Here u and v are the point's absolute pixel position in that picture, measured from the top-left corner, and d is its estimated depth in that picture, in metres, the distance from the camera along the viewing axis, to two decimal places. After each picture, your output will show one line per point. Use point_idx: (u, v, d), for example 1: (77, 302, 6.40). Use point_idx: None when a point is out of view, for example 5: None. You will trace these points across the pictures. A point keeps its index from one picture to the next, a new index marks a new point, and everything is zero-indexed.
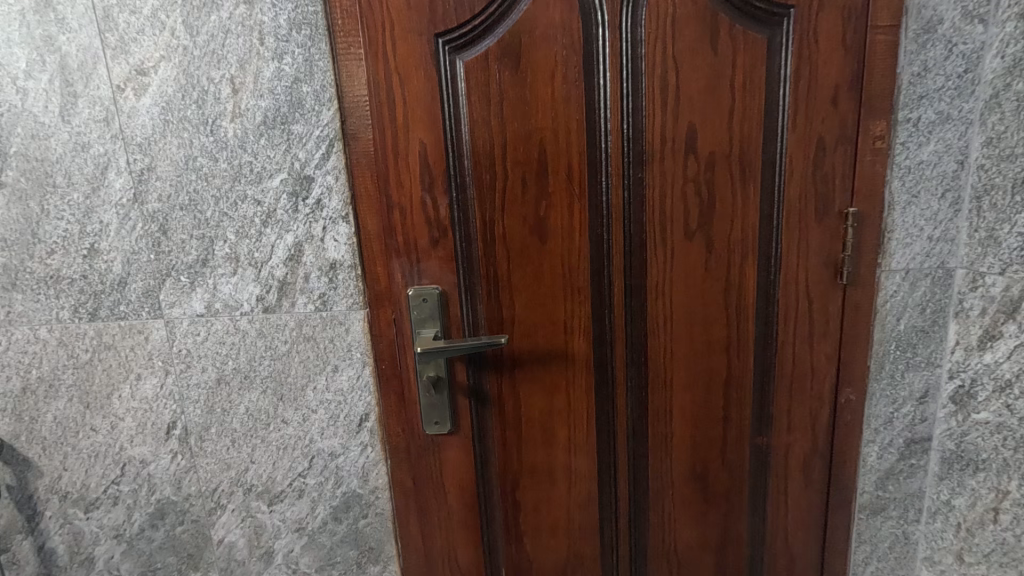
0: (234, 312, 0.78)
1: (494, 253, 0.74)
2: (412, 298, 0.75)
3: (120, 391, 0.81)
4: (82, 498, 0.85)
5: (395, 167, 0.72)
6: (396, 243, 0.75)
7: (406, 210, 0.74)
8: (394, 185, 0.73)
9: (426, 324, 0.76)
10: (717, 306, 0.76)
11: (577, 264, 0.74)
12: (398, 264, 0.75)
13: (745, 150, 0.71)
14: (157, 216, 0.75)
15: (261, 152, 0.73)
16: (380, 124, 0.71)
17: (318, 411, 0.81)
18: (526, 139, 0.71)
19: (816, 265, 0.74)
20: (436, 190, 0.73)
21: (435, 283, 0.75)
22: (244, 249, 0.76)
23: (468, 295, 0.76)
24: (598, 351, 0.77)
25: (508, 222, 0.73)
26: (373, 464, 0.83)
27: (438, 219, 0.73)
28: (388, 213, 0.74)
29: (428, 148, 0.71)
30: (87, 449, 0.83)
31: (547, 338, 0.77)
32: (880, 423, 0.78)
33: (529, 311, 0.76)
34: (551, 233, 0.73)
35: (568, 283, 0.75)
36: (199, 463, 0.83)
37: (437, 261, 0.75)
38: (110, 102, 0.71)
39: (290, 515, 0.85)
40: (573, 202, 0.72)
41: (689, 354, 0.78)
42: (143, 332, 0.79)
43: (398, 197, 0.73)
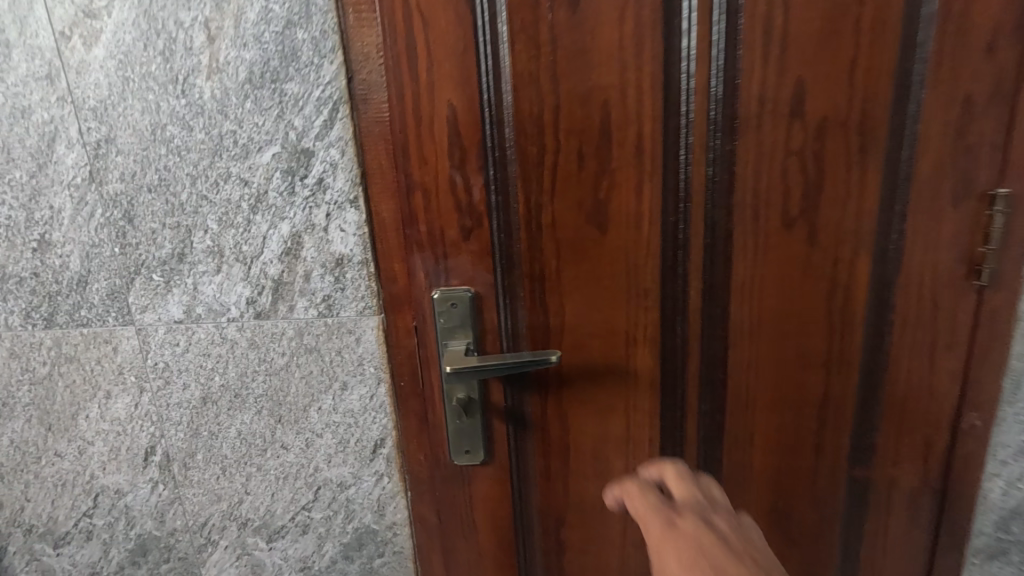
0: (219, 318, 0.64)
1: (541, 247, 0.59)
2: (438, 302, 0.61)
3: (87, 411, 0.67)
4: (50, 532, 0.72)
5: (416, 137, 0.57)
6: (418, 235, 0.60)
7: (430, 193, 0.58)
8: (415, 161, 0.58)
9: (456, 334, 0.62)
10: (818, 312, 0.61)
11: (644, 262, 0.59)
12: (420, 260, 0.61)
13: (868, 114, 0.55)
14: (120, 200, 0.60)
15: (247, 119, 0.57)
16: (397, 81, 0.56)
17: (324, 435, 0.67)
18: (585, 100, 0.55)
19: (946, 261, 0.58)
20: (468, 167, 0.57)
21: (466, 283, 0.61)
22: (228, 242, 0.61)
23: (507, 298, 0.62)
24: (666, 366, 0.63)
25: (560, 208, 0.58)
26: (391, 496, 0.70)
27: (471, 204, 0.58)
28: (407, 196, 0.59)
29: (460, 113, 0.56)
30: (51, 477, 0.70)
31: (604, 352, 0.62)
32: (1009, 454, 0.64)
33: (583, 318, 0.61)
34: (613, 222, 0.58)
35: (631, 284, 0.60)
36: (184, 494, 0.70)
37: (468, 255, 0.60)
38: (53, 54, 0.56)
39: (292, 553, 0.72)
40: (643, 182, 0.57)
41: (779, 372, 0.63)
42: (110, 342, 0.65)
43: (421, 176, 0.58)
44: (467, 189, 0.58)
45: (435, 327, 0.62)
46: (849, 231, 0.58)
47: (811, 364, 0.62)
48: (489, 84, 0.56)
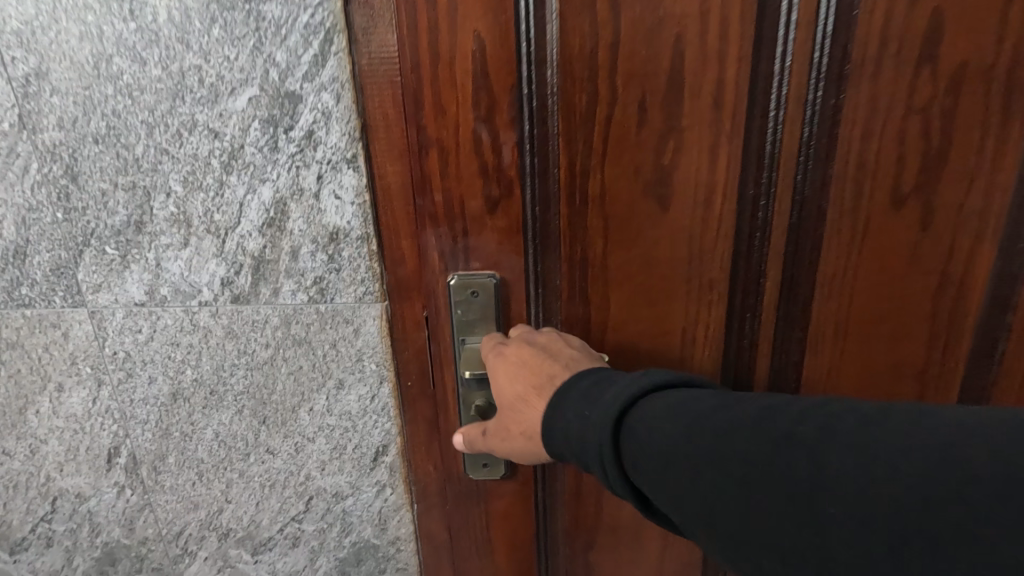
0: (189, 301, 0.53)
1: (588, 223, 0.51)
2: (456, 292, 0.52)
3: (37, 405, 0.57)
4: (5, 538, 0.63)
5: (434, 82, 0.46)
6: (432, 206, 0.50)
7: (450, 154, 0.48)
8: (431, 114, 0.47)
9: (476, 329, 0.53)
10: (920, 306, 0.53)
11: (715, 246, 0.52)
12: (434, 236, 0.51)
13: (1016, 68, 0.45)
14: (59, 153, 0.48)
15: (215, 51, 0.45)
16: (410, 9, 0.44)
17: (316, 440, 0.57)
18: (654, 42, 0.45)
19: None
20: (497, 122, 0.48)
21: (491, 264, 0.52)
22: (196, 209, 0.50)
23: (538, 281, 0.53)
24: (729, 359, 0.56)
25: (613, 177, 0.49)
26: (394, 509, 0.60)
27: (500, 168, 0.49)
28: (420, 156, 0.48)
29: (489, 54, 0.46)
30: (2, 479, 0.61)
31: (653, 343, 0.55)
32: None
33: (634, 306, 0.54)
34: (676, 196, 0.50)
35: (696, 270, 0.52)
36: (156, 501, 0.61)
37: (492, 231, 0.51)
38: None
39: (282, 567, 0.63)
40: (716, 145, 0.48)
41: (865, 372, 0.56)
42: (59, 327, 0.54)
43: (438, 132, 0.48)
44: (495, 150, 0.48)
45: (451, 321, 0.54)
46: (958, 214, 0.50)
47: (895, 364, 0.55)
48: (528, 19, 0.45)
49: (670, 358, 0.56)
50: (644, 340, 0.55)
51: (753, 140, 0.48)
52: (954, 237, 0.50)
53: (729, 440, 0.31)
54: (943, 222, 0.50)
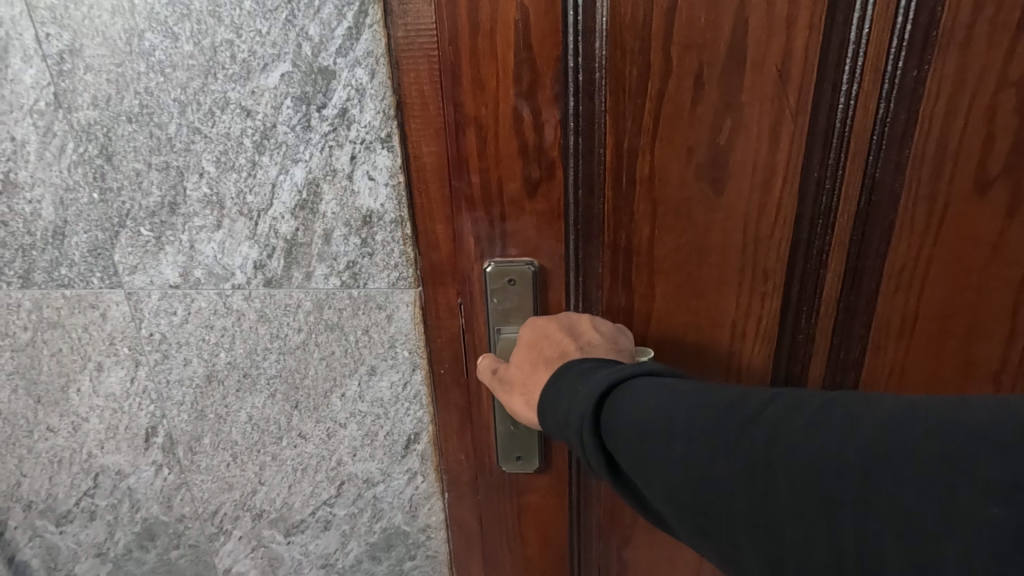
0: (222, 284, 0.52)
1: (638, 207, 0.50)
2: (493, 280, 0.51)
3: (78, 384, 0.58)
4: (51, 510, 0.65)
5: (473, 57, 0.44)
6: (469, 187, 0.48)
7: (489, 134, 0.47)
8: (470, 90, 0.45)
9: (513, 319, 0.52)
10: (999, 292, 0.51)
11: (770, 232, 0.50)
12: (469, 220, 0.49)
13: None
14: (94, 132, 0.47)
15: (247, 26, 0.43)
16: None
17: (348, 426, 0.57)
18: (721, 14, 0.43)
19: None
20: (539, 100, 0.46)
21: (528, 250, 0.51)
22: (229, 190, 0.49)
23: (580, 266, 0.52)
24: (787, 343, 0.56)
25: (668, 159, 0.48)
26: (425, 497, 0.60)
27: (541, 149, 0.47)
28: (456, 136, 0.47)
29: (533, 27, 0.44)
30: (46, 454, 0.62)
31: (704, 328, 0.54)
32: None
33: (686, 291, 0.53)
34: (730, 179, 0.49)
35: (749, 257, 0.51)
36: (192, 480, 0.62)
37: (529, 215, 0.49)
38: None
39: (314, 549, 0.64)
40: (780, 124, 0.47)
41: (936, 360, 0.55)
42: (97, 308, 0.54)
43: (476, 110, 0.46)
44: (537, 129, 0.46)
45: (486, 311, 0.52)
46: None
47: (948, 348, 0.54)
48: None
49: (721, 343, 0.55)
50: (688, 328, 0.55)
51: (817, 121, 0.47)
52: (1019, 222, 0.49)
53: (729, 422, 0.32)
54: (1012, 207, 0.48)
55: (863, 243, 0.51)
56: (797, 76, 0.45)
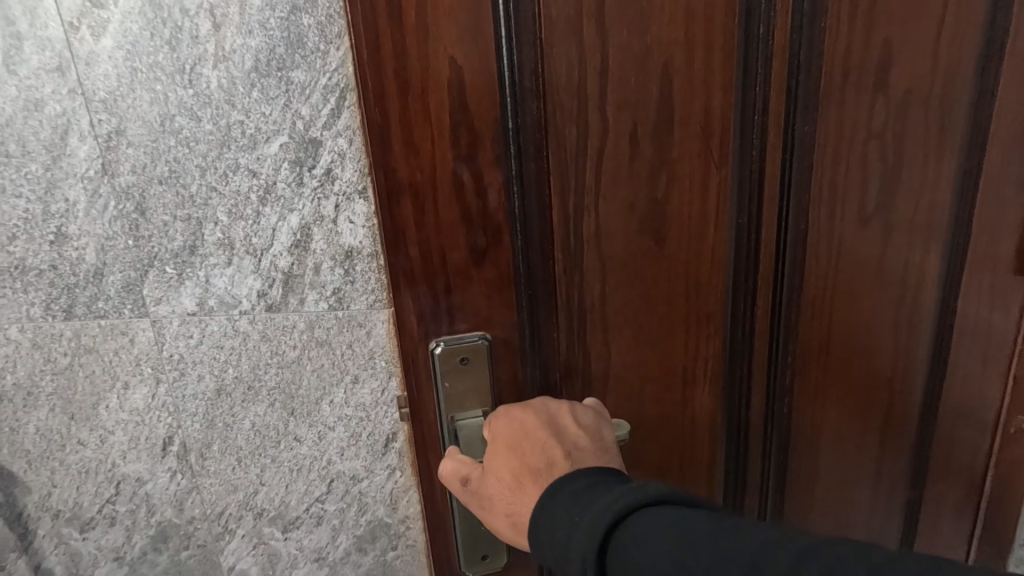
0: (231, 311, 0.64)
1: (586, 261, 0.59)
2: (443, 375, 0.58)
3: (107, 401, 0.68)
4: (76, 517, 0.74)
5: (409, 137, 0.51)
6: (408, 259, 0.54)
7: (427, 200, 0.53)
8: (409, 165, 0.51)
9: (466, 404, 0.60)
10: (886, 298, 0.69)
11: (708, 274, 0.63)
12: (411, 293, 0.55)
13: (945, 123, 0.63)
14: (131, 192, 0.60)
15: (254, 109, 0.57)
16: (378, 70, 0.48)
17: (336, 428, 0.67)
18: (648, 99, 0.56)
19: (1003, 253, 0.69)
20: (478, 164, 0.53)
21: (477, 310, 0.58)
22: (238, 234, 0.61)
23: (530, 316, 0.60)
24: (732, 355, 0.67)
25: (617, 215, 0.59)
26: (404, 490, 0.70)
27: (485, 214, 0.55)
28: (394, 212, 0.52)
29: (470, 102, 0.51)
30: (76, 465, 0.72)
31: (659, 356, 0.65)
32: None
33: (643, 322, 0.63)
34: (663, 229, 0.60)
35: (692, 287, 0.63)
36: (202, 484, 0.71)
37: (477, 275, 0.56)
38: (62, 45, 0.55)
39: (308, 544, 0.73)
40: (707, 176, 0.59)
41: (847, 352, 0.71)
42: (127, 334, 0.65)
43: (411, 174, 0.52)
44: (477, 194, 0.54)
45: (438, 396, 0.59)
46: (882, 231, 0.66)
47: (836, 353, 0.70)
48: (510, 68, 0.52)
49: (676, 364, 0.65)
50: (639, 359, 0.64)
51: (736, 172, 0.60)
52: (871, 250, 0.67)
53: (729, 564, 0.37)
54: (862, 241, 0.66)
55: (786, 263, 0.66)
56: (717, 136, 0.58)
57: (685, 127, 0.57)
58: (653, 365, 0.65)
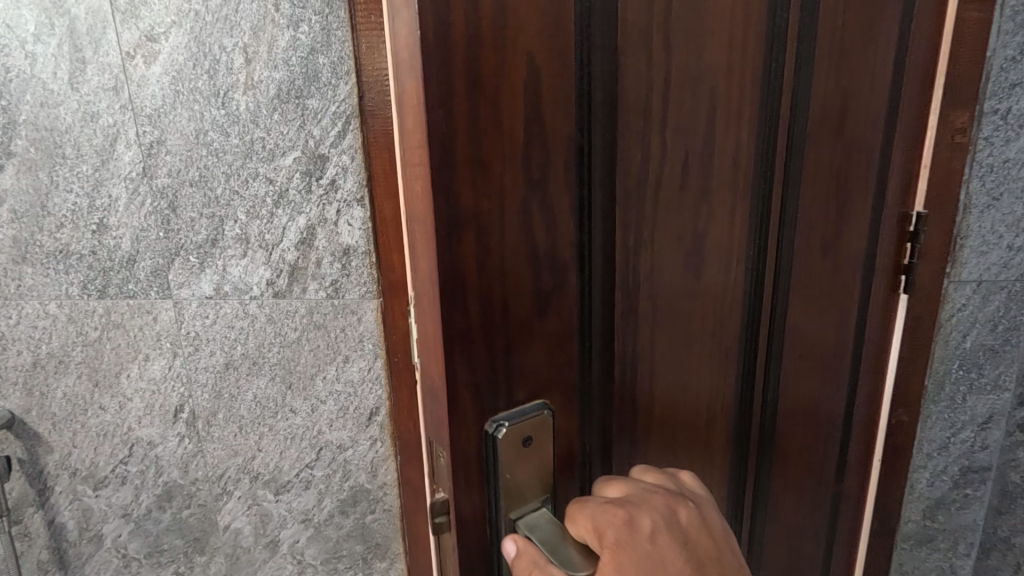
0: (243, 295, 0.75)
1: (636, 306, 0.45)
2: (503, 442, 0.39)
3: (127, 370, 0.79)
4: (92, 476, 0.83)
5: (477, 147, 0.34)
6: (465, 322, 0.36)
7: (493, 239, 0.36)
8: (478, 186, 0.34)
9: (526, 494, 0.41)
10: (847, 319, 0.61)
11: (725, 316, 0.51)
12: (467, 357, 0.36)
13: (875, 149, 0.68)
14: (166, 193, 0.71)
15: (274, 128, 0.68)
16: (444, 55, 0.31)
17: (328, 402, 0.78)
18: (696, 101, 0.44)
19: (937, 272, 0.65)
20: (549, 185, 0.37)
21: (539, 385, 0.40)
22: (253, 231, 0.72)
23: (583, 386, 0.43)
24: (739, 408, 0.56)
25: (659, 246, 0.45)
26: (383, 459, 0.80)
27: (552, 253, 0.38)
28: (453, 253, 0.34)
29: (545, 97, 0.35)
30: (96, 428, 0.81)
31: (682, 419, 0.51)
32: (934, 448, 0.72)
33: (673, 379, 0.49)
34: (708, 270, 0.49)
35: (721, 333, 0.52)
36: (206, 448, 0.81)
37: (540, 336, 0.40)
38: (119, 69, 0.68)
39: (296, 506, 0.83)
40: (736, 203, 0.49)
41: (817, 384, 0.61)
42: (151, 313, 0.76)
43: (477, 205, 0.34)
44: (548, 227, 0.38)
45: (483, 489, 0.40)
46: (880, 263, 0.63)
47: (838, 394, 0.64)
48: (593, 61, 0.38)
49: (698, 427, 0.53)
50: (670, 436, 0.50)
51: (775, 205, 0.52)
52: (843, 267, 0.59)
53: None
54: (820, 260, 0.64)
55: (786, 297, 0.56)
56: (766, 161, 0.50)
57: (726, 143, 0.47)
58: (683, 438, 0.52)
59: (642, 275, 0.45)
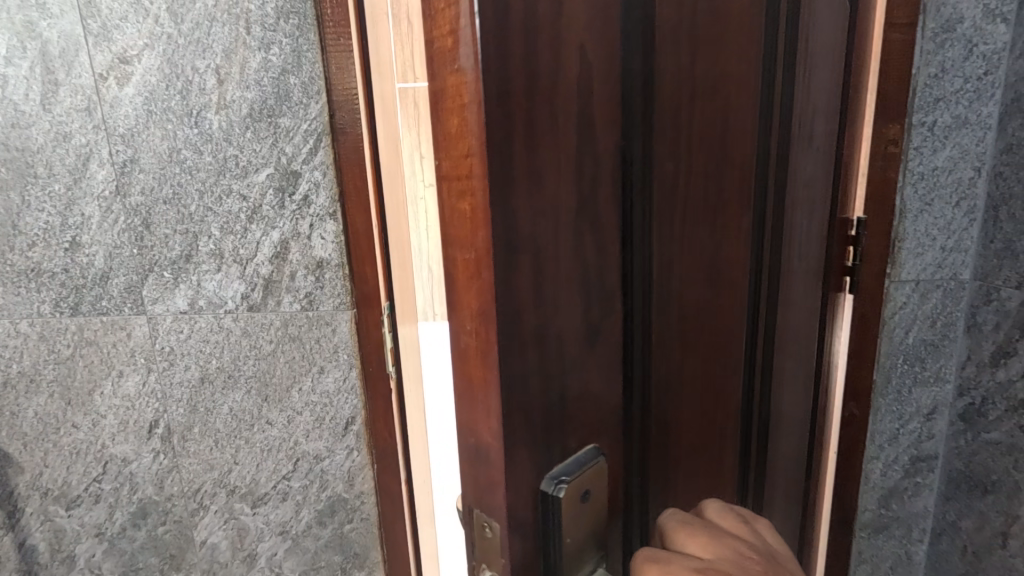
0: (218, 309, 0.76)
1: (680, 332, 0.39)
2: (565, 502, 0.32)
3: (101, 387, 0.79)
4: (63, 496, 0.83)
5: (534, 166, 0.27)
6: (523, 370, 0.29)
7: (547, 265, 0.29)
8: (536, 209, 0.28)
9: (584, 561, 0.34)
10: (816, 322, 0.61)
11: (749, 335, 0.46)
12: (523, 414, 0.30)
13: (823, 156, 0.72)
14: (139, 210, 0.73)
15: (247, 146, 0.70)
16: (500, 49, 0.25)
17: (304, 412, 0.79)
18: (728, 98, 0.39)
19: (876, 272, 0.69)
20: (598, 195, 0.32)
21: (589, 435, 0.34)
22: (228, 246, 0.74)
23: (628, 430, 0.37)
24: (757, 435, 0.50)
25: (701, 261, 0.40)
26: (360, 468, 0.81)
27: (603, 273, 0.33)
28: (509, 291, 0.28)
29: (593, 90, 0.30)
30: (68, 446, 0.81)
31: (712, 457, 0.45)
32: (885, 440, 0.76)
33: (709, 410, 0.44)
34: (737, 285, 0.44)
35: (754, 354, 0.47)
36: (182, 463, 0.81)
37: (591, 373, 0.33)
38: (92, 91, 0.69)
39: (274, 518, 0.83)
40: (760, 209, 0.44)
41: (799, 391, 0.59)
42: (125, 329, 0.77)
43: (534, 226, 0.28)
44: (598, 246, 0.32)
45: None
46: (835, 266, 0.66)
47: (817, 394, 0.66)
48: (639, 59, 0.32)
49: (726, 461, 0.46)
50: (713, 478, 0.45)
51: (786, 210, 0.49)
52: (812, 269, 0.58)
53: None
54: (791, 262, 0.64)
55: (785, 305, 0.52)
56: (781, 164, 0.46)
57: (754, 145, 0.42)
58: (723, 477, 0.47)
59: (691, 303, 0.40)
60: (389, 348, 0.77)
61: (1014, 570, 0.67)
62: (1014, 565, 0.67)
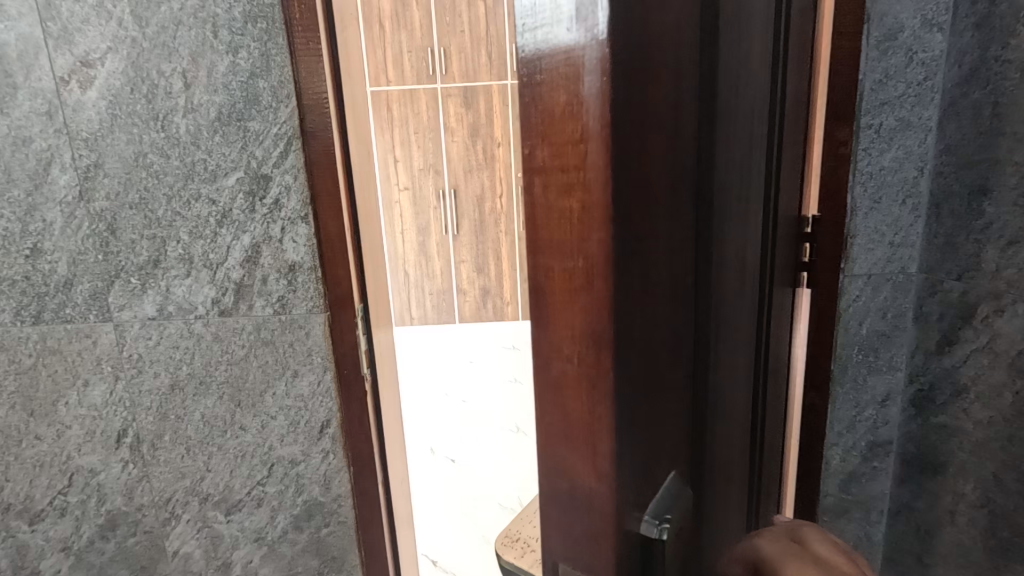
0: (188, 315, 0.75)
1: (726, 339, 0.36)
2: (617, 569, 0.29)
3: (65, 397, 0.77)
4: (27, 510, 0.81)
5: (641, 153, 0.23)
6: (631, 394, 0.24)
7: (648, 270, 0.25)
8: (644, 202, 0.23)
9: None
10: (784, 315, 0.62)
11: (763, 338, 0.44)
12: (627, 451, 0.25)
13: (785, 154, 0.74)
14: (104, 215, 0.71)
15: (215, 150, 0.70)
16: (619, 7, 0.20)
17: (278, 417, 0.79)
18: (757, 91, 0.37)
19: (829, 268, 0.73)
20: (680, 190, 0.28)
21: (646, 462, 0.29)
22: (197, 251, 0.73)
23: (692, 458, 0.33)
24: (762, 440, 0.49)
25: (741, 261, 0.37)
26: (336, 471, 0.81)
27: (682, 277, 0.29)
28: (623, 301, 0.23)
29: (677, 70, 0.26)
30: (31, 459, 0.79)
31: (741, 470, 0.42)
32: (844, 427, 0.79)
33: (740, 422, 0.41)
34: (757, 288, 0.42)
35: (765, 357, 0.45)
36: (152, 472, 0.80)
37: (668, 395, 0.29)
38: (52, 94, 0.68)
39: (249, 525, 0.82)
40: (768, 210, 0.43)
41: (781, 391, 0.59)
42: (91, 336, 0.75)
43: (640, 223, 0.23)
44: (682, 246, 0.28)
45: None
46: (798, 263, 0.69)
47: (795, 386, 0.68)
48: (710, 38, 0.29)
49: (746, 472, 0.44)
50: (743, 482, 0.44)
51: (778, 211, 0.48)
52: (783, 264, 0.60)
53: None
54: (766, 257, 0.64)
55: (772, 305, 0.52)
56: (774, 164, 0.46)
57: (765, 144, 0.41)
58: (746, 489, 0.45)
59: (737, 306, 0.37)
60: (363, 350, 0.78)
61: (963, 545, 0.72)
62: (963, 540, 0.71)
